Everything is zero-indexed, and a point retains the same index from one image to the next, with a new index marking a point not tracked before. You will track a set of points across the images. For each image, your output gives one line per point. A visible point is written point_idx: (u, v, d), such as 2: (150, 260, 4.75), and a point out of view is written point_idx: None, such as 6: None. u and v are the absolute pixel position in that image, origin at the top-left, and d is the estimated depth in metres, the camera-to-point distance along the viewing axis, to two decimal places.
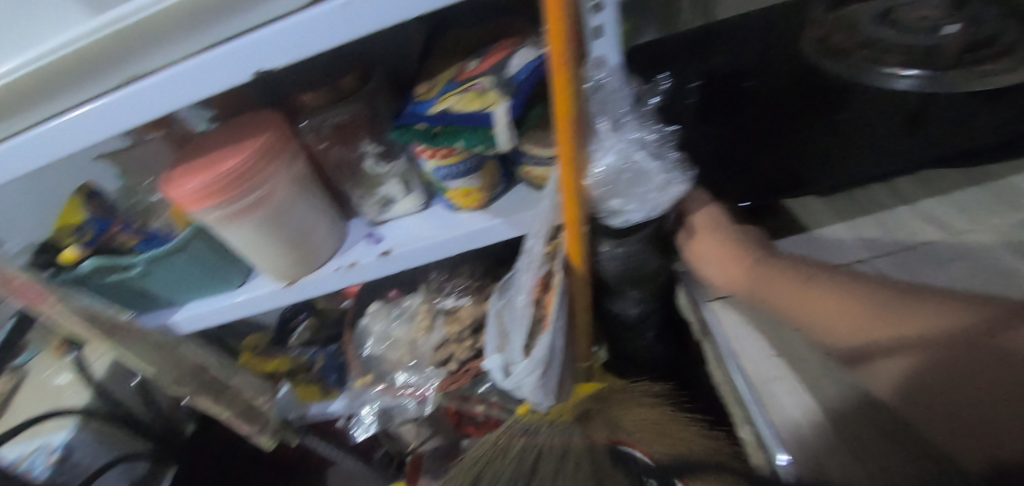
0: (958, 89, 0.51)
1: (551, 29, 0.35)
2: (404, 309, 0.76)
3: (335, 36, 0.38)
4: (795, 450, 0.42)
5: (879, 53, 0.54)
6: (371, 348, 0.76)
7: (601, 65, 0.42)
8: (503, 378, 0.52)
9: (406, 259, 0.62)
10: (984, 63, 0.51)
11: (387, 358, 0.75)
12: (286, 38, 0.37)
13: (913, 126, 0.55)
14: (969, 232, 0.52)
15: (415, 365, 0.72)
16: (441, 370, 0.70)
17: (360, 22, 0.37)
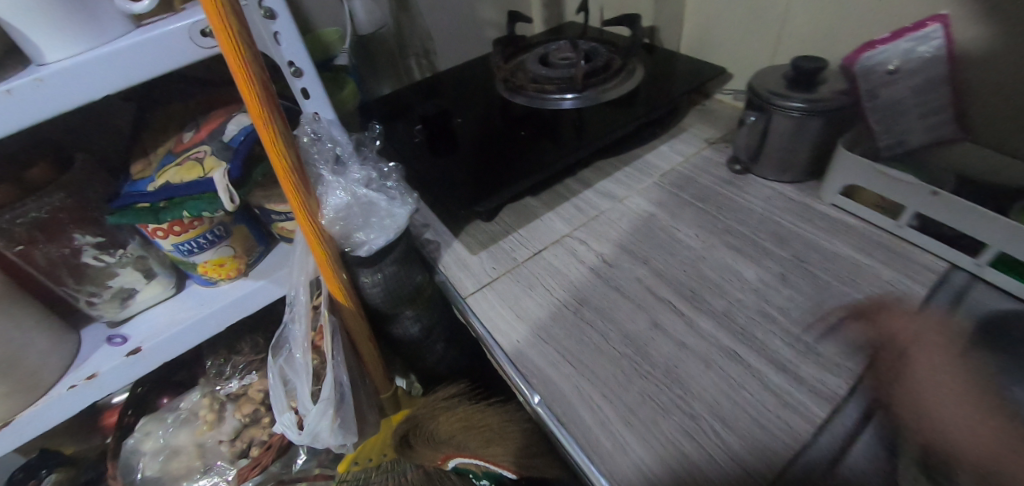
0: (599, 100, 0.71)
1: (245, 92, 0.41)
2: (181, 412, 0.68)
3: (83, 92, 0.40)
4: (546, 391, 0.46)
5: (543, 84, 0.72)
6: (145, 470, 0.65)
7: (316, 119, 0.50)
8: (298, 433, 0.53)
9: (162, 351, 0.57)
10: (607, 81, 0.72)
11: (169, 473, 0.65)
12: (36, 92, 0.38)
13: (586, 129, 0.68)
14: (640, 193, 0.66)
15: (208, 466, 0.64)
16: (242, 459, 0.65)
17: (110, 76, 0.41)
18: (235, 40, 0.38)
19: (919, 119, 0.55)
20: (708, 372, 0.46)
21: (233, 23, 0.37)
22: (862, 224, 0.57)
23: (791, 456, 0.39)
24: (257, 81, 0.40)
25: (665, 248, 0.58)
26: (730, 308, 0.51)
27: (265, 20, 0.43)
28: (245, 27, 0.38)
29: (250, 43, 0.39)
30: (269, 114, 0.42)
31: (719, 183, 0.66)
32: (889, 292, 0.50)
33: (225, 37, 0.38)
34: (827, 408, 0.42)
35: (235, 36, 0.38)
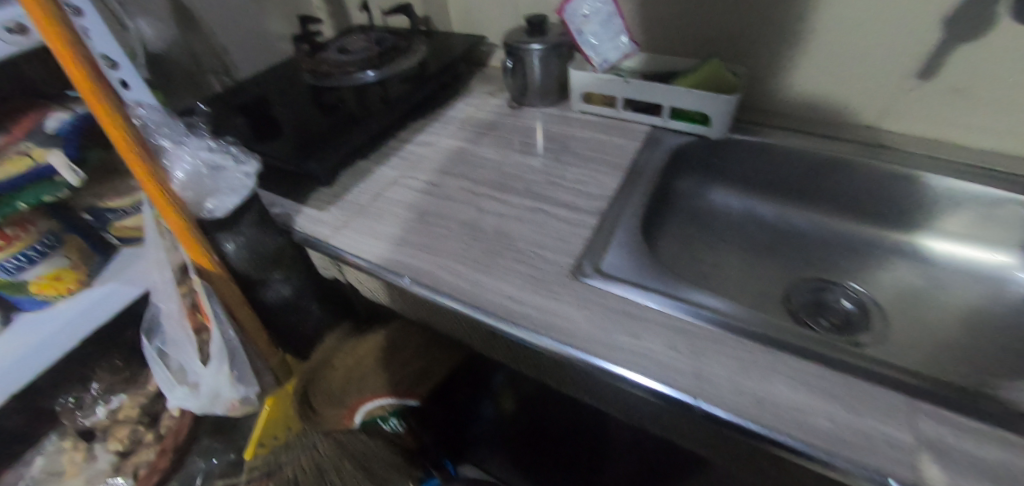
0: (396, 71, 0.86)
1: (70, 71, 0.43)
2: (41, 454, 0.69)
3: None
4: (412, 272, 0.59)
5: (346, 66, 0.85)
6: None
7: (140, 105, 0.57)
8: (196, 399, 0.59)
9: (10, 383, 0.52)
10: (397, 57, 0.88)
11: None
12: None
13: (391, 96, 0.82)
14: (448, 135, 0.83)
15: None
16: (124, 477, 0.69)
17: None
18: (52, 19, 0.40)
19: (609, 42, 0.81)
20: (523, 224, 0.63)
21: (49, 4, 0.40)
22: (599, 119, 0.82)
23: (583, 248, 0.59)
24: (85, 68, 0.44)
25: (475, 163, 0.75)
26: (529, 185, 0.69)
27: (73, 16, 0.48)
28: (61, 8, 0.41)
29: (69, 23, 0.42)
30: (103, 92, 0.45)
31: (504, 116, 0.86)
32: (619, 150, 0.75)
33: (43, 21, 0.40)
34: (597, 218, 0.63)
35: (55, 21, 0.41)
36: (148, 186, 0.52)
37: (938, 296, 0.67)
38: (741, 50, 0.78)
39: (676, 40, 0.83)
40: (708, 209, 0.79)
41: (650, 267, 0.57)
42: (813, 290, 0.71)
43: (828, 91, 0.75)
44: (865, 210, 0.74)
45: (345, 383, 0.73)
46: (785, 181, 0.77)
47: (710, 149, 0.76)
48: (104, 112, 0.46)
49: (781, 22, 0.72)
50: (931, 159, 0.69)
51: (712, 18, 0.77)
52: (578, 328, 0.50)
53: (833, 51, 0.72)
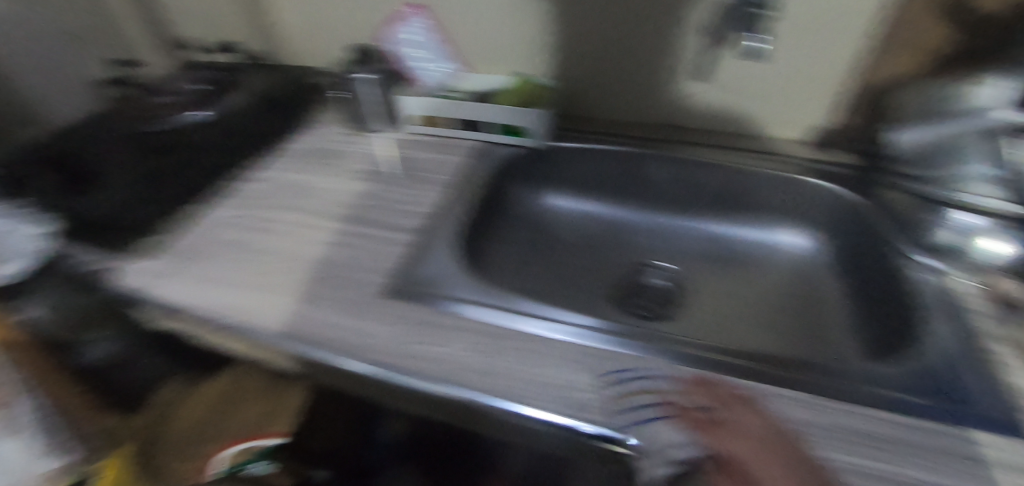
0: (228, 110, 0.84)
1: None
2: None
3: None
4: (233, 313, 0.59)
5: (170, 107, 0.81)
6: None
7: None
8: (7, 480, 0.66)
9: None
10: (228, 94, 0.86)
11: None
12: None
13: (226, 135, 0.83)
14: (287, 169, 0.82)
15: None
16: None
17: None
18: None
19: (438, 66, 0.86)
20: (349, 250, 0.65)
21: None
22: (435, 139, 0.87)
23: (402, 267, 0.62)
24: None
25: (309, 195, 0.76)
26: (359, 212, 0.72)
27: None
28: None
29: None
30: None
31: (346, 144, 0.88)
32: (449, 168, 0.80)
33: None
34: (419, 237, 0.66)
35: None
36: None
37: (740, 268, 0.78)
38: (553, 63, 0.83)
39: (496, 57, 0.86)
40: (544, 212, 0.85)
41: (464, 279, 0.63)
42: (634, 275, 0.79)
43: (632, 96, 0.83)
44: (673, 198, 0.83)
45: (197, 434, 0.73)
46: (610, 181, 0.84)
47: (540, 158, 0.82)
48: None
49: (582, 38, 0.79)
50: (717, 149, 0.80)
51: (522, 35, 0.82)
52: (386, 344, 0.54)
53: (629, 60, 0.79)
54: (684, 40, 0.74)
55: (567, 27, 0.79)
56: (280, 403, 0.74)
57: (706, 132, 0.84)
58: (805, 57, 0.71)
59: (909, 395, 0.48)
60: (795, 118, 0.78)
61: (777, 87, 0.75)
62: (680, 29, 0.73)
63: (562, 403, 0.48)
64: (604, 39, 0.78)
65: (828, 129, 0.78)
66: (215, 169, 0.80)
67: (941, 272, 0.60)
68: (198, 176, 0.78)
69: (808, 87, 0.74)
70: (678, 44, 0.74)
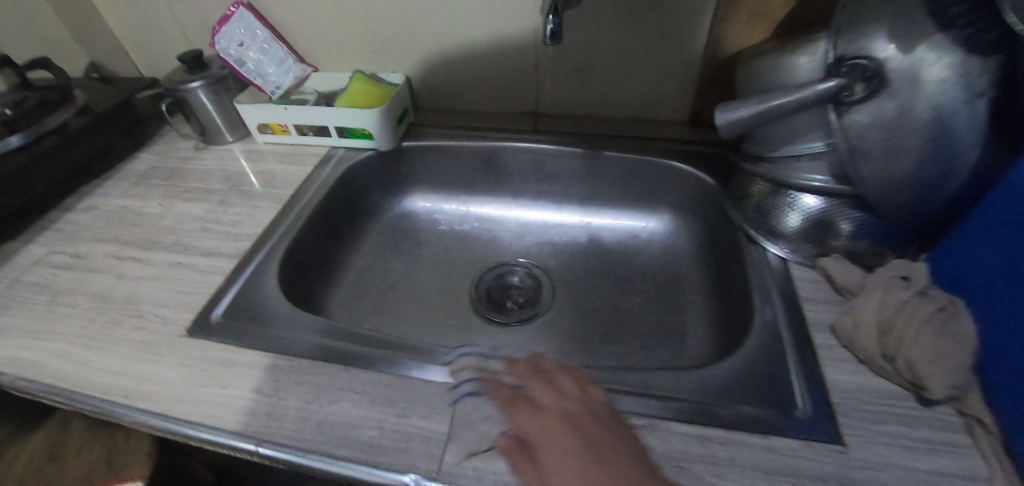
0: (48, 129, 0.74)
1: None
2: None
3: None
4: (17, 367, 0.54)
5: None
6: None
7: None
8: None
9: None
10: (50, 113, 0.75)
11: None
12: None
13: (44, 158, 0.73)
14: (117, 193, 0.76)
15: None
16: None
17: None
18: None
19: (276, 70, 0.80)
20: (156, 283, 0.60)
21: None
22: (282, 146, 0.81)
23: (207, 298, 0.58)
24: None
25: (132, 222, 0.70)
26: (179, 238, 0.66)
27: None
28: None
29: None
30: None
31: (187, 159, 0.81)
32: (291, 178, 0.74)
33: None
34: (234, 261, 0.62)
35: None
36: None
37: (608, 258, 0.74)
38: (399, 54, 0.78)
39: (342, 52, 0.80)
40: (405, 215, 0.81)
41: (275, 301, 0.58)
42: (496, 276, 0.75)
43: (485, 86, 0.79)
44: (539, 190, 0.79)
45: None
46: (472, 178, 0.80)
47: (394, 160, 0.78)
48: None
49: (420, 30, 0.74)
50: (576, 135, 0.77)
51: (362, 27, 0.76)
52: (168, 390, 0.49)
53: (474, 47, 0.74)
54: (522, 22, 0.69)
55: (403, 16, 0.73)
56: (108, 444, 0.66)
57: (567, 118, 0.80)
58: (646, 31, 0.68)
59: (712, 401, 0.46)
60: (651, 97, 0.75)
61: (626, 64, 0.72)
62: (516, 10, 0.68)
63: (348, 445, 0.44)
64: (443, 26, 0.73)
65: (684, 105, 0.75)
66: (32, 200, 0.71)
67: (783, 260, 0.59)
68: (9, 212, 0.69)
69: (652, 63, 0.71)
70: (518, 26, 0.70)
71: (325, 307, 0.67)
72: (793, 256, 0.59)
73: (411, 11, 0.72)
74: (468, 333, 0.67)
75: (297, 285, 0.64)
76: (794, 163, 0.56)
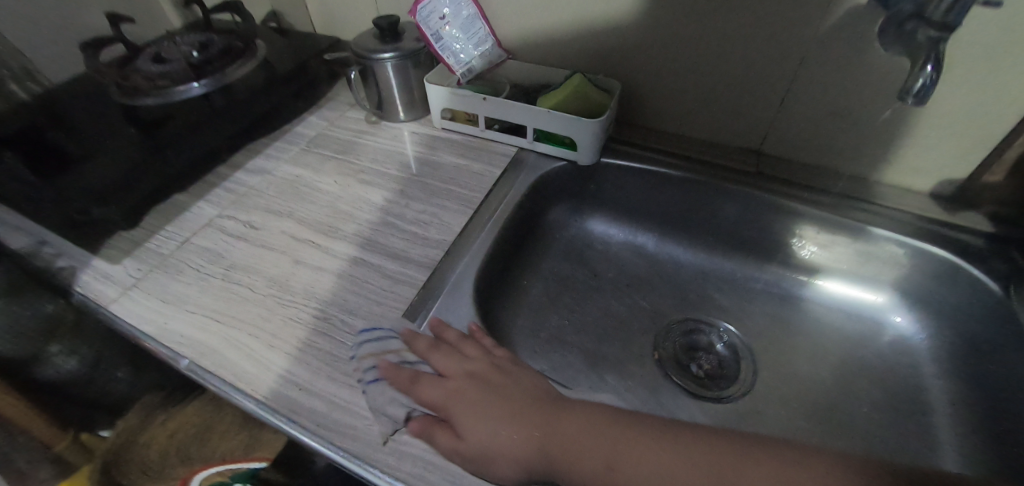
0: (229, 78, 0.70)
1: None
2: None
3: None
4: (196, 351, 0.49)
5: (154, 79, 0.67)
6: None
7: None
8: None
9: None
10: (230, 60, 0.71)
11: None
12: None
13: (232, 104, 0.70)
14: (287, 159, 0.70)
15: None
16: None
17: None
18: None
19: (470, 48, 0.71)
20: (341, 282, 0.54)
21: None
22: (461, 136, 0.72)
23: (399, 314, 0.51)
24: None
25: (305, 198, 0.64)
26: (361, 229, 0.59)
27: None
28: None
29: None
30: None
31: (359, 133, 0.74)
32: (475, 177, 0.65)
33: None
34: (424, 273, 0.54)
35: None
36: None
37: (822, 341, 0.63)
38: (617, 56, 0.67)
39: (549, 42, 0.71)
40: (584, 240, 0.72)
41: (471, 334, 0.50)
42: (686, 334, 0.65)
43: (708, 111, 0.68)
44: (743, 243, 0.68)
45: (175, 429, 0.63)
46: (667, 212, 0.70)
47: (587, 177, 0.68)
48: None
49: (653, 35, 0.63)
50: (809, 192, 0.64)
51: (583, 19, 0.66)
52: (363, 424, 0.43)
53: (715, 65, 0.63)
54: (792, 47, 0.57)
55: (639, 14, 0.62)
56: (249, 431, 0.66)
57: (796, 166, 0.68)
58: None
59: None
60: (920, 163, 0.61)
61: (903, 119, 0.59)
62: (790, 33, 0.56)
63: None
64: (687, 36, 0.61)
65: (959, 182, 0.61)
66: (218, 147, 0.68)
67: None
68: (196, 157, 0.67)
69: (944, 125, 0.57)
70: (784, 52, 0.58)
71: (501, 338, 0.59)
72: None
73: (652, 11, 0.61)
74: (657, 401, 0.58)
75: (482, 310, 0.56)
76: None
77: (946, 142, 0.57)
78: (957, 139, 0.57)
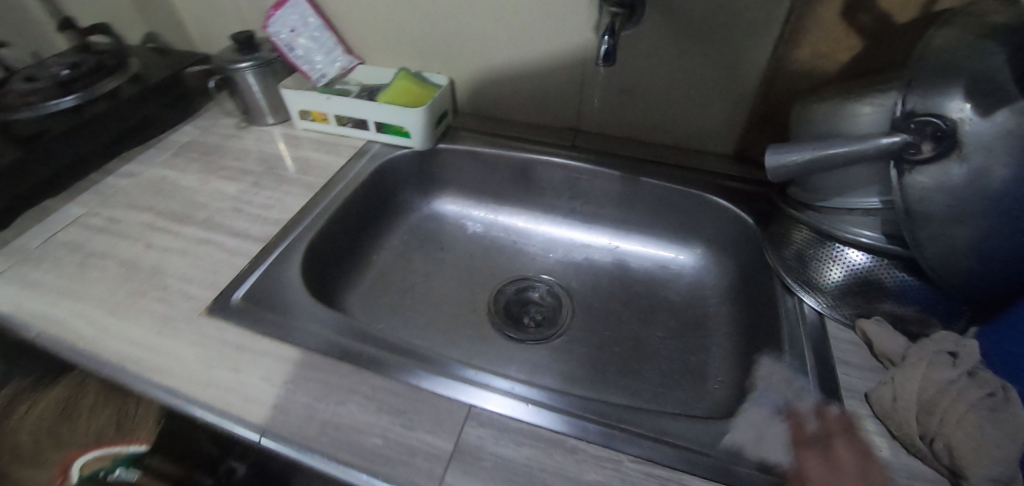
0: (100, 91, 0.77)
1: None
2: None
3: None
4: (42, 325, 0.55)
5: (27, 96, 0.73)
6: None
7: None
8: None
9: None
10: (101, 77, 0.78)
11: None
12: None
13: (101, 113, 0.75)
14: (158, 164, 0.77)
15: None
16: None
17: None
18: None
19: (324, 58, 0.80)
20: (185, 258, 0.61)
21: None
22: (320, 134, 0.81)
23: (231, 279, 0.58)
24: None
25: (167, 194, 0.71)
26: (211, 215, 0.67)
27: None
28: None
29: None
30: None
31: (228, 137, 0.82)
32: (326, 167, 0.74)
33: None
34: (260, 245, 0.62)
35: None
36: None
37: (633, 285, 0.73)
38: (446, 56, 0.78)
39: (391, 48, 0.80)
40: (435, 218, 0.81)
41: (294, 291, 0.58)
42: (517, 290, 0.73)
43: (527, 98, 0.78)
44: (571, 208, 0.78)
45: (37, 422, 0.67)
46: (503, 187, 0.79)
47: (428, 161, 0.77)
48: None
49: (469, 35, 0.74)
50: (617, 159, 0.74)
51: (412, 25, 0.76)
52: (182, 368, 0.50)
53: (525, 56, 0.73)
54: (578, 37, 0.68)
55: (454, 18, 0.73)
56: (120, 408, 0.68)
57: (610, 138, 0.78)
58: (700, 61, 0.66)
59: (733, 458, 0.44)
60: (696, 127, 0.73)
61: (672, 91, 0.70)
62: (572, 25, 0.67)
63: (350, 451, 0.43)
64: (497, 33, 0.72)
65: (730, 140, 0.73)
66: (86, 154, 0.74)
67: (818, 314, 0.56)
68: (64, 164, 0.72)
69: (702, 93, 0.69)
70: (572, 41, 0.69)
71: (343, 302, 0.67)
72: (832, 312, 0.55)
73: (463, 14, 0.72)
74: (483, 345, 0.66)
75: (317, 276, 0.64)
76: (843, 214, 0.53)
77: (707, 106, 0.70)
78: (714, 104, 0.70)
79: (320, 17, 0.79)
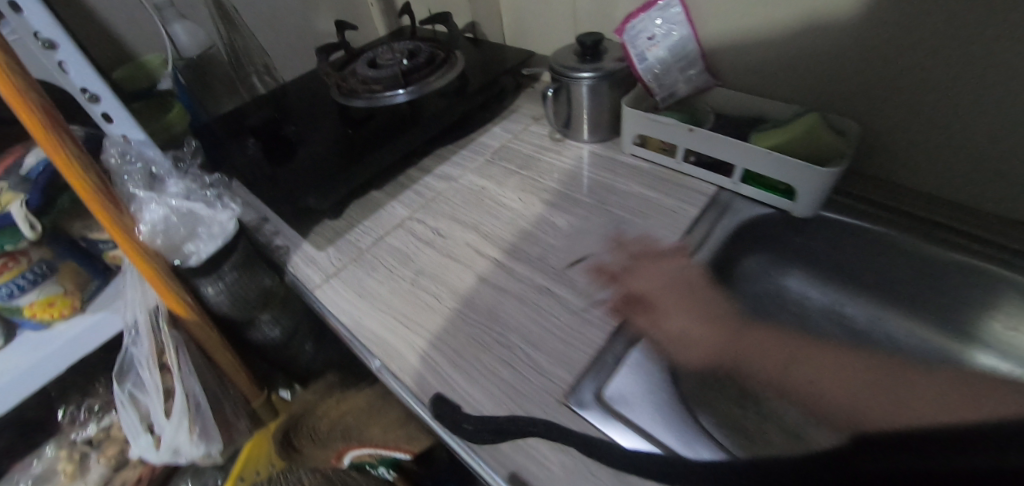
0: (431, 87, 0.75)
1: (132, 256, 0.52)
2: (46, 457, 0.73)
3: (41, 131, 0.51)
4: (383, 354, 0.51)
5: (370, 85, 0.75)
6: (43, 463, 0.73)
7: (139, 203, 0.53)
8: (156, 452, 0.59)
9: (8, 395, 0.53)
10: (428, 71, 0.76)
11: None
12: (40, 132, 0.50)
13: (428, 111, 0.73)
14: (475, 171, 0.72)
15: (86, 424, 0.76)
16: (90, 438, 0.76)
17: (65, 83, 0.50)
18: (119, 227, 0.50)
19: (677, 73, 0.67)
20: (523, 307, 0.53)
21: (99, 194, 0.48)
22: (651, 166, 0.68)
23: (587, 359, 0.48)
24: (63, 146, 0.44)
25: (491, 213, 0.65)
26: (544, 253, 0.58)
27: (91, 104, 0.53)
28: (98, 180, 0.48)
29: (112, 199, 0.49)
30: (123, 228, 0.50)
31: (542, 150, 0.74)
32: (669, 214, 0.61)
33: (93, 203, 0.48)
34: (615, 315, 0.51)
35: (117, 219, 0.49)
36: (143, 268, 0.53)
37: None
38: (862, 98, 0.58)
39: (771, 73, 0.64)
40: (776, 296, 0.66)
41: (661, 393, 0.46)
42: None
43: (978, 175, 0.54)
44: (999, 335, 0.55)
45: (326, 430, 0.71)
46: (893, 283, 0.60)
47: (799, 231, 0.61)
48: (135, 254, 0.52)
49: (925, 80, 0.52)
50: (975, 247, 0.54)
51: (832, 53, 0.57)
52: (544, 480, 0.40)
53: (883, 83, 0.55)
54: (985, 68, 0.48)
55: (911, 54, 0.52)
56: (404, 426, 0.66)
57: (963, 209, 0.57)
58: None
59: None
60: None
61: None
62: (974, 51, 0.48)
63: None
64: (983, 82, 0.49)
65: None
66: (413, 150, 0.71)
67: None
68: (394, 158, 0.69)
69: None
70: None
71: None
72: None
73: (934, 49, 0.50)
74: None
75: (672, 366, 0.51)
76: None
77: None
78: None
79: (687, 28, 0.64)
